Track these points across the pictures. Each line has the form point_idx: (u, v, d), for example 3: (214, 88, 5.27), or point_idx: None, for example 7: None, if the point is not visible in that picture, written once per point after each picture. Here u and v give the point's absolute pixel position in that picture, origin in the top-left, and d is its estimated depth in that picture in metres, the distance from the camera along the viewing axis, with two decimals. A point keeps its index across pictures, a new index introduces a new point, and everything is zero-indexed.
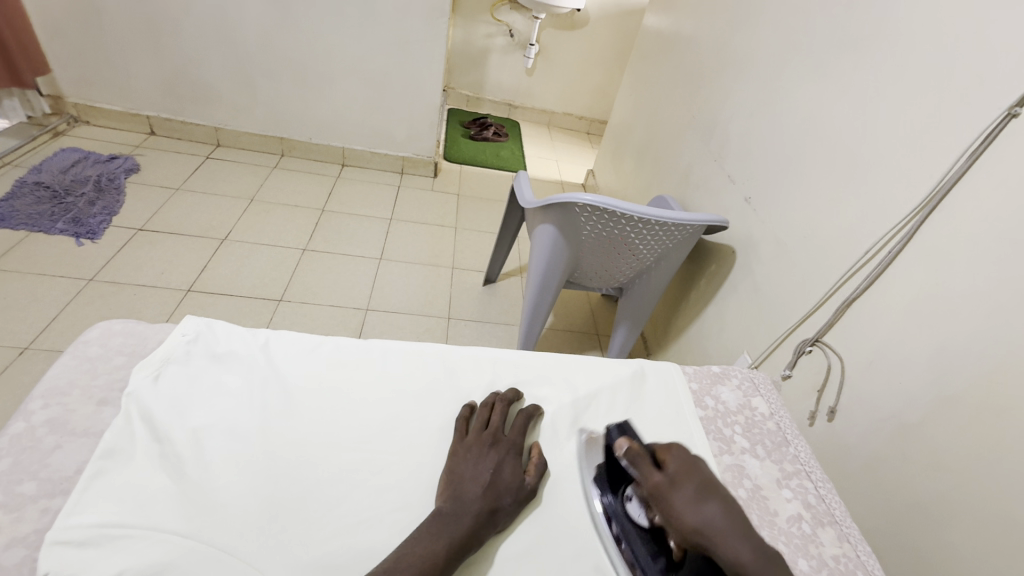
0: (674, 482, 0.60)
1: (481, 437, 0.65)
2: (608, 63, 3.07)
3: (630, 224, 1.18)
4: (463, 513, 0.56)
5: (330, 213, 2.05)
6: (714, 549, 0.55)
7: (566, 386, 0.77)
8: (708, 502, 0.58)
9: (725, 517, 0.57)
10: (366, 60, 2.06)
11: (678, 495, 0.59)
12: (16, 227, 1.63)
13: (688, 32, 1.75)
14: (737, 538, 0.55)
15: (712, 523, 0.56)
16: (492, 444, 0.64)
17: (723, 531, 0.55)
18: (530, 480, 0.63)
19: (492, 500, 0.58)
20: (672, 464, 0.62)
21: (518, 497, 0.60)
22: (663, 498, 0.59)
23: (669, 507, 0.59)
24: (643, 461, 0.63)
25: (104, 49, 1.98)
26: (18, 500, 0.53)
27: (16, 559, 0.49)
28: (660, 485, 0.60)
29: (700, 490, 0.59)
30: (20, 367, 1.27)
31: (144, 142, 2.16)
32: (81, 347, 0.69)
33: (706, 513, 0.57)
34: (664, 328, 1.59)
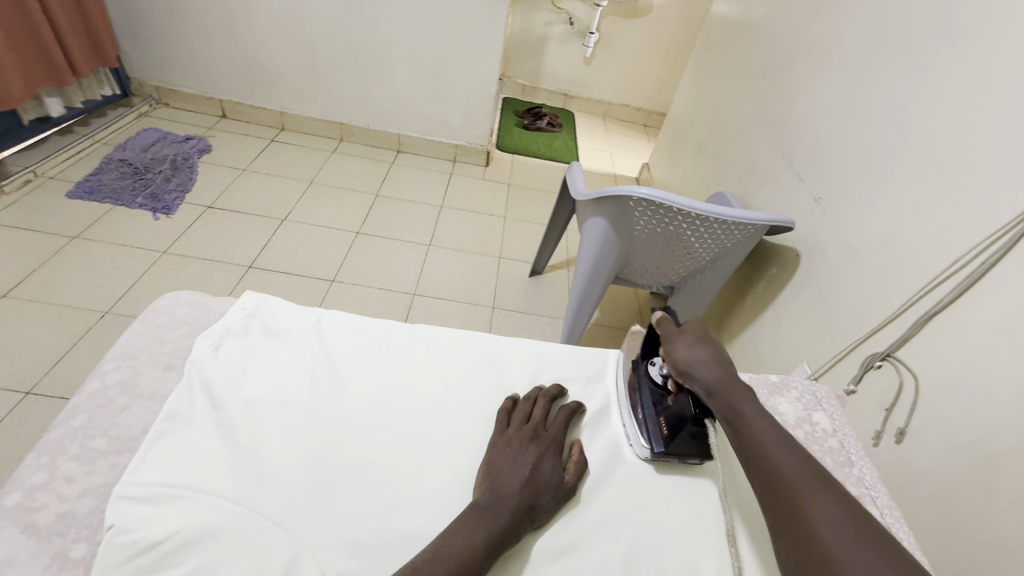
0: (682, 332, 0.68)
1: (522, 428, 0.64)
2: (670, 52, 2.96)
3: (686, 220, 1.14)
4: (503, 506, 0.55)
5: (384, 198, 2.10)
6: (692, 378, 0.64)
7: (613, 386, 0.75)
8: (702, 346, 0.66)
9: (710, 356, 0.64)
10: (424, 49, 2.08)
11: (680, 340, 0.67)
12: (102, 200, 1.77)
13: (761, 19, 1.65)
14: (715, 367, 0.63)
15: (697, 358, 0.64)
16: (533, 432, 0.64)
17: (702, 362, 0.64)
18: (570, 477, 0.62)
19: (532, 493, 0.58)
20: (688, 323, 0.70)
21: (556, 495, 0.59)
22: (668, 344, 0.69)
23: (670, 349, 0.67)
24: (667, 320, 0.71)
25: (183, 35, 2.10)
26: (90, 454, 0.57)
27: (87, 509, 0.53)
28: (671, 334, 0.69)
29: (698, 338, 0.67)
30: (101, 329, 1.38)
31: (216, 124, 2.29)
32: (151, 315, 0.73)
33: (694, 354, 0.65)
34: (716, 330, 1.53)
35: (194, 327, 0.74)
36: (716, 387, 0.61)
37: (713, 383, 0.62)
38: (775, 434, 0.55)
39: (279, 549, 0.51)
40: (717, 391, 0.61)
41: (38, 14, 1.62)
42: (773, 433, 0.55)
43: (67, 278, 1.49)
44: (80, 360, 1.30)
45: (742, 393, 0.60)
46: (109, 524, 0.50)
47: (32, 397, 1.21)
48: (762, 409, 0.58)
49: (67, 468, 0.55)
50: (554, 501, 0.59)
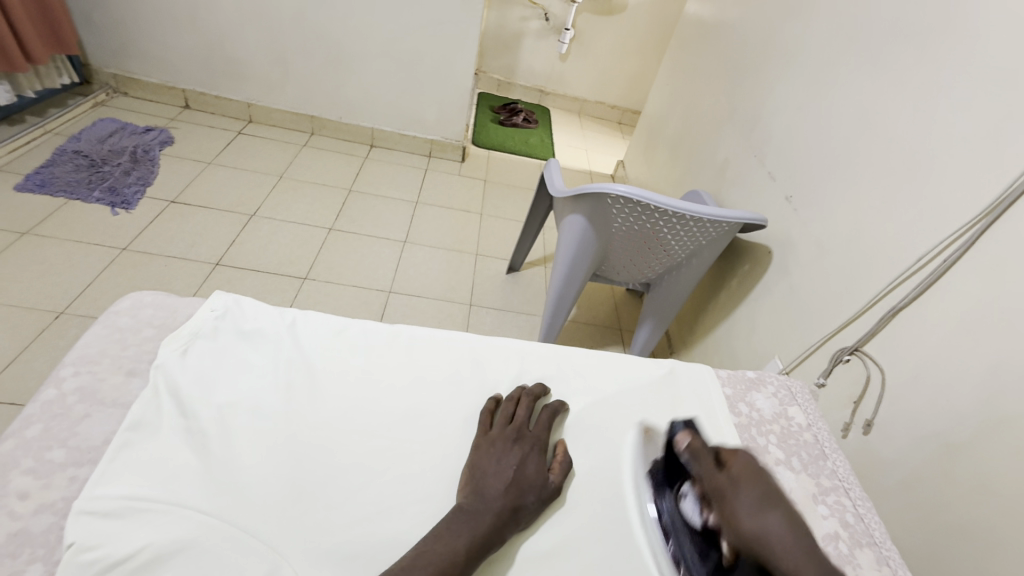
0: (737, 483, 0.58)
1: (506, 430, 0.63)
2: (645, 50, 2.99)
3: (663, 218, 1.15)
4: (487, 511, 0.54)
5: (358, 194, 2.06)
6: (773, 559, 0.51)
7: (596, 385, 0.75)
8: (771, 511, 0.55)
9: (785, 527, 0.54)
10: (398, 41, 2.04)
11: (742, 500, 0.56)
12: (55, 193, 1.67)
13: (734, 20, 1.68)
14: (799, 551, 0.52)
15: (774, 533, 0.53)
16: (516, 434, 0.63)
17: (781, 542, 0.52)
18: (555, 477, 0.62)
19: (515, 495, 0.57)
20: (738, 467, 0.60)
21: (539, 496, 0.59)
22: (725, 499, 0.57)
23: (728, 508, 0.56)
24: (704, 459, 0.63)
25: (142, 22, 2.00)
26: (48, 466, 0.54)
27: (44, 526, 0.49)
28: (723, 485, 0.59)
29: (761, 499, 0.56)
30: (56, 331, 1.31)
31: (179, 115, 2.19)
32: (113, 317, 0.70)
33: (767, 522, 0.54)
34: (690, 326, 1.56)
35: (160, 328, 0.71)
36: None
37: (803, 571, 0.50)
38: None
39: (256, 562, 0.49)
40: None
41: None
42: None
43: (16, 276, 1.41)
44: (33, 363, 1.23)
45: None
46: (69, 541, 0.47)
47: None
48: None
49: (21, 483, 0.52)
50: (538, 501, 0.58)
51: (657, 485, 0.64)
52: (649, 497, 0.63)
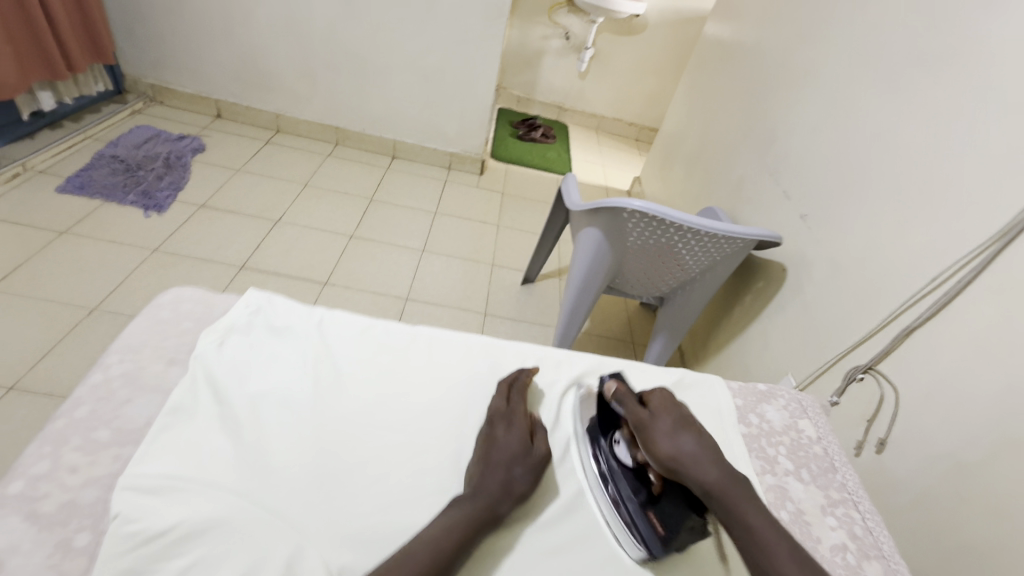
0: (655, 415, 0.63)
1: (489, 419, 0.66)
2: (664, 70, 3.03)
3: (678, 233, 1.16)
4: (479, 495, 0.57)
5: (378, 203, 2.11)
6: (687, 475, 0.57)
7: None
8: (685, 433, 0.60)
9: (697, 445, 0.59)
10: (423, 57, 2.11)
11: (658, 426, 0.61)
12: (93, 195, 1.75)
13: (752, 42, 1.71)
14: (708, 463, 0.57)
15: (686, 452, 0.58)
16: (498, 420, 0.66)
17: (694, 457, 0.58)
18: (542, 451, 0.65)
19: (503, 477, 0.60)
20: (656, 401, 0.65)
21: (529, 473, 0.61)
22: (644, 430, 0.62)
23: (649, 438, 0.60)
24: (630, 400, 0.66)
25: (181, 35, 2.10)
26: (94, 445, 0.57)
27: (91, 499, 0.53)
28: (643, 420, 0.63)
29: (677, 423, 0.62)
30: (88, 326, 1.36)
31: (211, 124, 2.28)
32: (155, 310, 0.73)
33: (680, 442, 0.59)
34: (704, 341, 1.56)
35: (196, 322, 0.75)
36: (716, 490, 0.56)
37: (712, 483, 0.56)
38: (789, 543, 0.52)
39: (281, 541, 0.51)
40: (717, 496, 0.55)
41: (37, 10, 1.61)
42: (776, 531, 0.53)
43: (54, 273, 1.47)
44: (67, 356, 1.28)
45: (747, 500, 0.55)
46: (115, 513, 0.50)
47: (14, 393, 1.19)
48: (766, 515, 0.54)
49: (70, 458, 0.55)
50: (530, 479, 0.61)
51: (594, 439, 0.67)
52: (588, 448, 0.67)
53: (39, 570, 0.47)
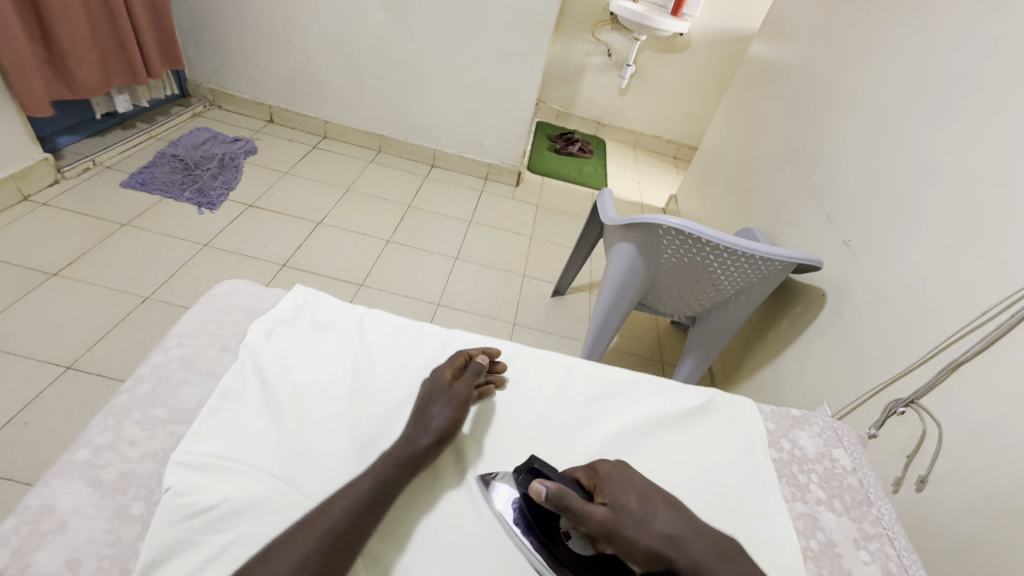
0: (619, 509, 0.56)
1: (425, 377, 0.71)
2: (706, 88, 3.01)
3: (714, 252, 1.15)
4: (399, 441, 0.61)
5: (416, 210, 2.16)
6: (678, 566, 0.53)
7: (634, 404, 0.76)
8: (657, 515, 0.56)
9: (674, 523, 0.55)
10: (467, 70, 2.17)
11: (628, 524, 0.54)
12: (153, 191, 1.86)
13: (799, 63, 1.68)
14: (693, 540, 0.54)
15: (672, 537, 0.54)
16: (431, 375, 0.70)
17: (678, 541, 0.54)
18: (460, 388, 0.67)
19: (421, 422, 0.63)
20: (609, 481, 0.58)
21: (447, 412, 0.64)
22: (614, 533, 0.54)
23: (624, 540, 0.54)
24: (578, 499, 0.56)
25: (243, 45, 2.23)
26: (152, 421, 0.61)
27: (147, 471, 0.56)
28: (607, 522, 0.54)
29: (646, 508, 0.56)
30: (141, 313, 1.45)
31: (263, 128, 2.40)
32: (211, 299, 0.78)
33: (659, 529, 0.55)
34: (736, 364, 1.53)
35: (247, 313, 0.79)
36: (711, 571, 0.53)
37: (700, 569, 0.53)
38: None
39: None
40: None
41: (123, 18, 1.75)
42: None
43: (114, 262, 1.57)
44: (120, 341, 1.36)
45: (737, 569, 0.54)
46: (168, 486, 0.54)
47: (71, 372, 1.26)
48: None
49: (130, 431, 0.59)
50: (450, 419, 0.64)
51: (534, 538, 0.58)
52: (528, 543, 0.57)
53: (99, 533, 0.50)
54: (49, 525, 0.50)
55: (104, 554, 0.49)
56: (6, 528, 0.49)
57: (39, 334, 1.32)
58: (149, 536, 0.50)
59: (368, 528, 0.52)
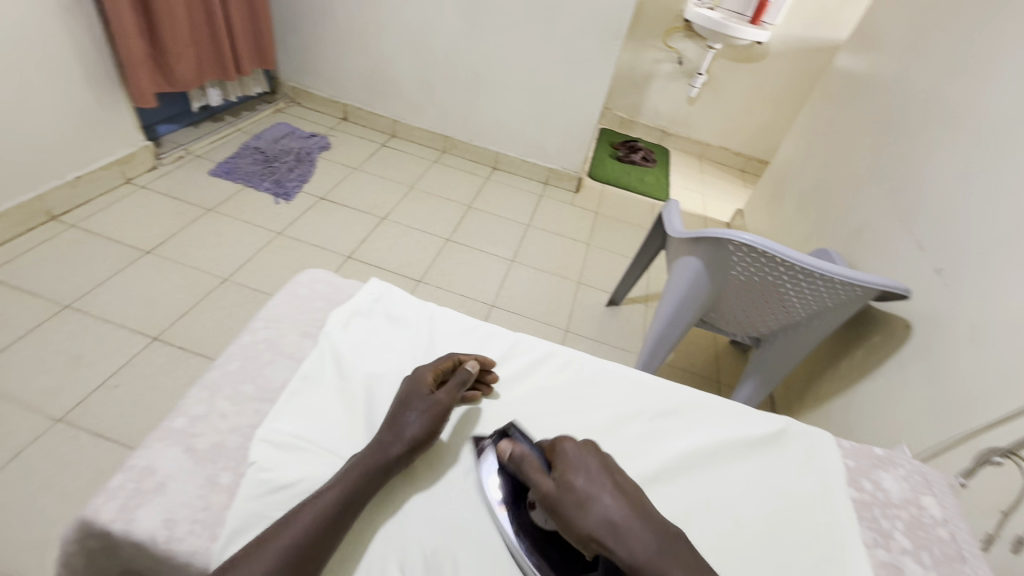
0: (561, 485, 0.54)
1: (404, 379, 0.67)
2: (782, 100, 2.87)
3: (787, 273, 1.09)
4: (371, 447, 0.58)
5: (475, 210, 2.20)
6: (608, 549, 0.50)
7: (702, 426, 0.72)
8: (601, 496, 0.53)
9: (615, 509, 0.52)
10: (535, 75, 2.18)
11: (567, 499, 0.53)
12: (236, 180, 2.00)
13: (891, 77, 1.57)
14: (634, 530, 0.51)
15: (605, 524, 0.51)
16: (410, 378, 0.66)
17: (611, 527, 0.51)
18: (438, 399, 0.63)
19: (395, 428, 0.60)
20: (564, 457, 0.57)
21: (423, 422, 0.61)
22: (556, 508, 0.54)
23: (564, 514, 0.53)
24: (529, 465, 0.58)
25: (325, 46, 2.35)
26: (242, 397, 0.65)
27: (235, 444, 0.59)
28: (549, 493, 0.54)
29: (587, 488, 0.54)
30: (220, 294, 1.55)
31: (337, 125, 2.51)
32: (294, 287, 0.82)
33: (596, 512, 0.52)
34: (801, 392, 1.44)
35: (326, 302, 0.82)
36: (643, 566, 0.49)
37: (636, 561, 0.49)
38: None
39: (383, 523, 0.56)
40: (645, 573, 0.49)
41: (219, 20, 1.89)
42: None
43: (199, 244, 1.69)
44: (201, 318, 1.46)
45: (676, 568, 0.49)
46: (251, 460, 0.57)
47: (157, 342, 1.37)
48: None
49: (222, 405, 0.62)
50: (424, 431, 0.60)
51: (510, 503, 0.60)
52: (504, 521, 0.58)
53: (192, 497, 0.53)
54: (150, 486, 0.53)
55: (196, 518, 0.52)
56: (115, 483, 0.53)
57: (132, 306, 1.44)
58: (235, 506, 0.53)
59: (321, 552, 0.50)
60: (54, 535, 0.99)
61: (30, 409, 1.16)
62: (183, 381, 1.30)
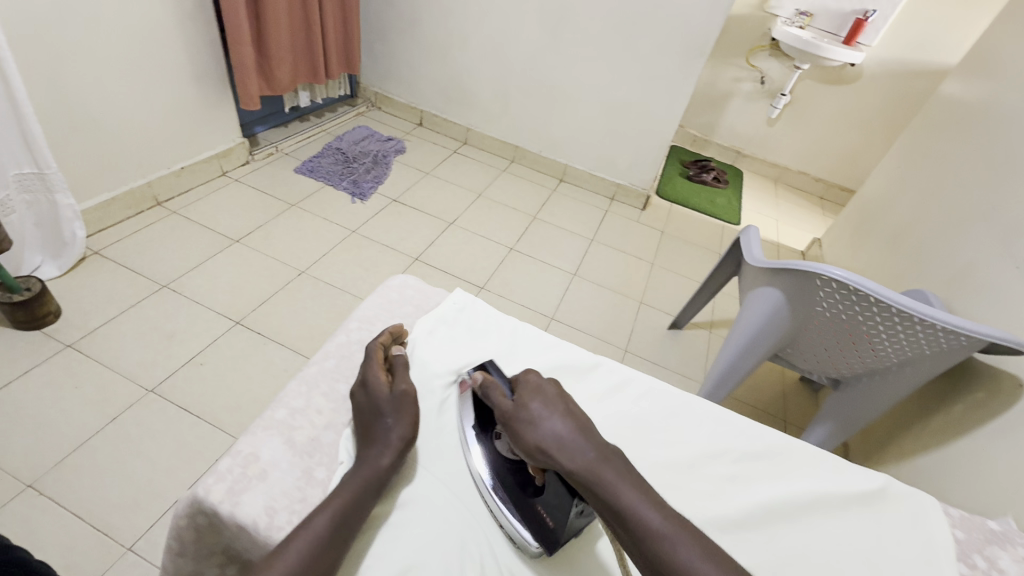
0: (516, 407, 0.54)
1: (353, 397, 0.59)
2: (873, 126, 2.70)
3: (879, 313, 1.02)
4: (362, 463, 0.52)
5: (540, 221, 2.21)
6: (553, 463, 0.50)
7: (798, 476, 0.65)
8: (552, 415, 0.53)
9: (565, 427, 0.51)
10: (610, 90, 2.17)
11: (519, 418, 0.53)
12: (318, 178, 2.11)
13: (1008, 108, 1.44)
14: (577, 442, 0.50)
15: (551, 439, 0.51)
16: (361, 389, 0.59)
17: (556, 440, 0.50)
18: (403, 390, 0.58)
19: (378, 441, 0.54)
20: (524, 385, 0.57)
21: (403, 421, 0.56)
22: (509, 426, 0.54)
23: (515, 432, 0.53)
24: (495, 391, 0.58)
25: (409, 54, 2.44)
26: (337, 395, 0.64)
27: (330, 440, 0.59)
28: (507, 414, 0.55)
29: (541, 405, 0.54)
30: (297, 285, 1.64)
31: (413, 130, 2.60)
32: (386, 290, 0.83)
33: (545, 429, 0.52)
34: (883, 443, 1.33)
35: (413, 308, 0.83)
36: (585, 474, 0.48)
37: (576, 469, 0.49)
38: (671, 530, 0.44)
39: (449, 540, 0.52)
40: (586, 480, 0.48)
41: (317, 28, 2.00)
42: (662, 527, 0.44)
43: (281, 237, 1.80)
44: (279, 307, 1.55)
45: (618, 476, 0.48)
46: (342, 460, 0.56)
47: (239, 326, 1.47)
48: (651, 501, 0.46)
49: (319, 401, 0.62)
50: (410, 428, 0.56)
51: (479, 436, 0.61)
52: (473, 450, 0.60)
53: (291, 489, 0.53)
54: (254, 472, 0.54)
55: (295, 509, 0.52)
56: (223, 466, 0.53)
57: (219, 291, 1.55)
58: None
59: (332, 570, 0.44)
60: (140, 498, 1.07)
61: (128, 377, 1.27)
62: (259, 366, 1.38)
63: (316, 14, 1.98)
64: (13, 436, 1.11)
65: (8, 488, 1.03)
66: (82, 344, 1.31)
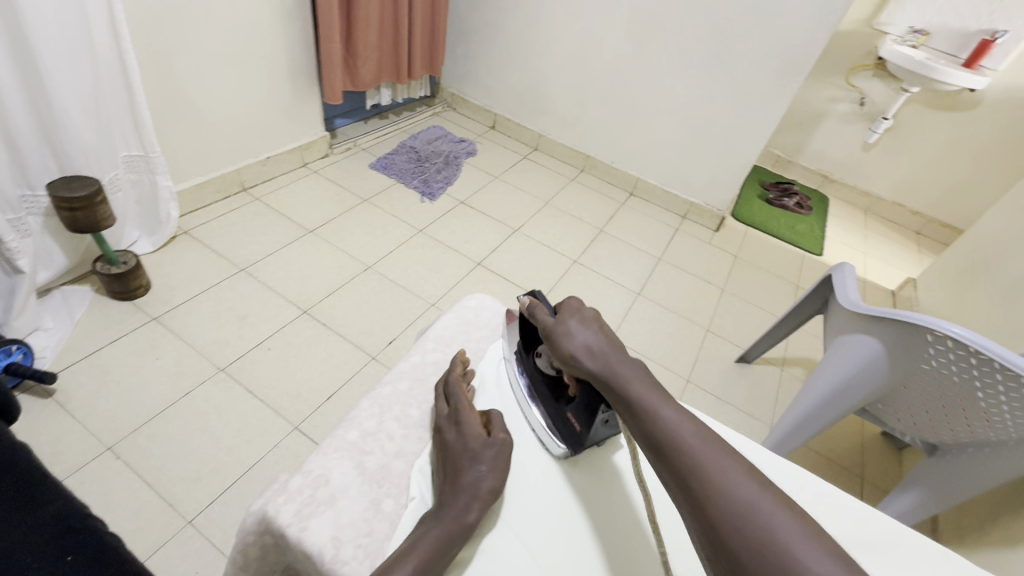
0: (557, 322, 0.55)
1: (442, 433, 0.56)
2: (989, 159, 2.43)
3: (1001, 384, 0.89)
4: (439, 511, 0.49)
5: (606, 235, 2.14)
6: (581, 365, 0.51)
7: None
8: (589, 329, 0.53)
9: (600, 339, 0.52)
10: (693, 105, 2.07)
11: (559, 329, 0.54)
12: (391, 175, 2.15)
13: None
14: (605, 352, 0.50)
15: (585, 347, 0.51)
16: (451, 426, 0.56)
17: (586, 348, 0.51)
18: (500, 439, 0.55)
19: (465, 490, 0.51)
20: (566, 306, 0.57)
21: (496, 470, 0.53)
22: (549, 338, 0.55)
23: (554, 343, 0.54)
24: (539, 311, 0.59)
25: (488, 57, 2.45)
26: (408, 421, 0.63)
27: (400, 470, 0.58)
28: (550, 328, 0.55)
29: (578, 321, 0.54)
30: (363, 279, 1.67)
31: (485, 133, 2.61)
32: (461, 309, 0.81)
33: (577, 339, 0.52)
34: (984, 524, 1.17)
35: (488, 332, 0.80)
36: (610, 376, 0.48)
37: (598, 369, 0.49)
38: (686, 424, 0.43)
39: None
40: (610, 382, 0.48)
41: (404, 29, 2.04)
42: (678, 420, 0.43)
43: (351, 230, 1.84)
44: (344, 300, 1.59)
45: (642, 380, 0.47)
46: (412, 495, 0.56)
47: (306, 316, 1.51)
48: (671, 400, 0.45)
49: (391, 426, 0.61)
50: (500, 479, 0.52)
51: (520, 357, 0.67)
52: (515, 365, 0.67)
53: (358, 520, 0.52)
54: (323, 496, 0.53)
55: (360, 543, 0.50)
56: (294, 485, 0.53)
57: (291, 279, 1.60)
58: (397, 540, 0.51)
59: None
60: (203, 474, 1.12)
61: (203, 355, 1.33)
62: (320, 356, 1.41)
63: (406, 16, 2.02)
64: (98, 400, 1.18)
65: (90, 449, 1.10)
66: (165, 318, 1.39)
